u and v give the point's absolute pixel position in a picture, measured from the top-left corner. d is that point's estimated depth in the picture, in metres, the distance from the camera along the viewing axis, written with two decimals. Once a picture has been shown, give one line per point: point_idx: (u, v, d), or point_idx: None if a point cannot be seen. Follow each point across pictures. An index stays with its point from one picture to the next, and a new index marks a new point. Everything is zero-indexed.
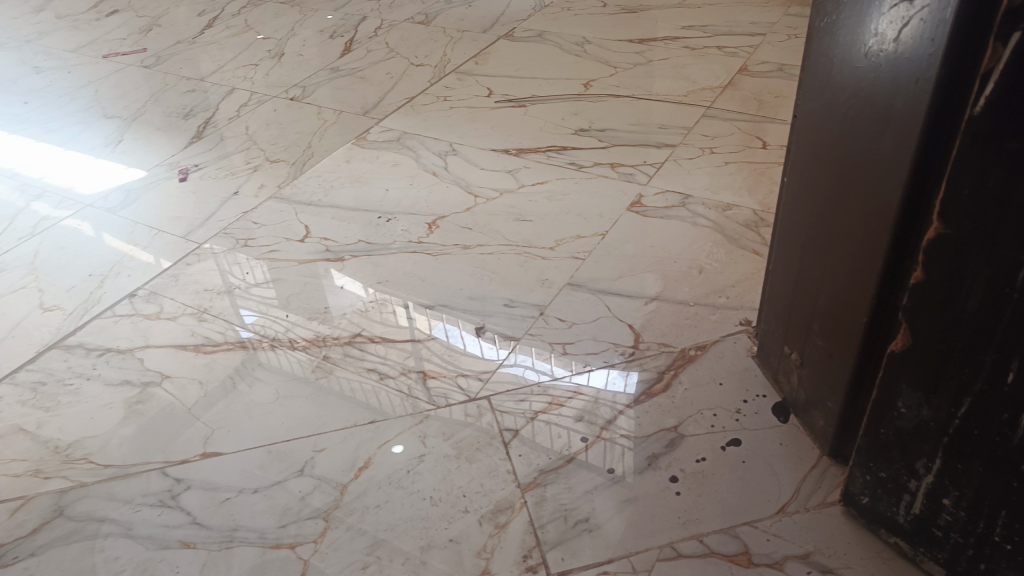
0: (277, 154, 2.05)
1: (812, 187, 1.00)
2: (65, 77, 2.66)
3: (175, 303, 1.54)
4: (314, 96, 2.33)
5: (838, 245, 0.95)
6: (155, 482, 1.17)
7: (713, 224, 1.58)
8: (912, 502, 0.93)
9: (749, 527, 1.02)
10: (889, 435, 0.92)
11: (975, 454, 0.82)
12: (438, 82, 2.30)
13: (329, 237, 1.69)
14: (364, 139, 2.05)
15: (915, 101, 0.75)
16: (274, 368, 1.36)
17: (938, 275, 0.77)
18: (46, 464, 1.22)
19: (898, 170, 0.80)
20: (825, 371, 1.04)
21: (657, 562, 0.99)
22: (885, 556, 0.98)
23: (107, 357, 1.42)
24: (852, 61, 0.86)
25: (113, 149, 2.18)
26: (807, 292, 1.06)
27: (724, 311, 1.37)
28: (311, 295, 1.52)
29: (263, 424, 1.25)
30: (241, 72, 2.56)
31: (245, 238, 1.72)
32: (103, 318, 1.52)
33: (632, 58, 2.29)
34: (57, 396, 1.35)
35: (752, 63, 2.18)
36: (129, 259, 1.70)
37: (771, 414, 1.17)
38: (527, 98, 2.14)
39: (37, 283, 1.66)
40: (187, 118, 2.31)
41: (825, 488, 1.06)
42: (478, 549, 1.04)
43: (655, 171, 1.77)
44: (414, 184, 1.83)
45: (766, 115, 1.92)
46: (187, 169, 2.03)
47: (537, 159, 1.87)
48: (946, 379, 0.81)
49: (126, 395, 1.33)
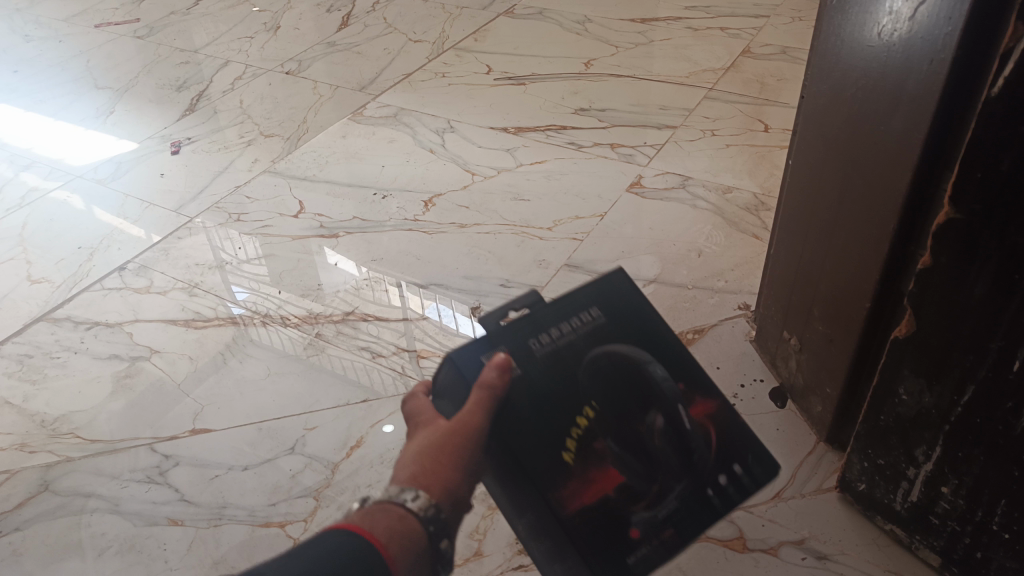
0: (271, 129, 2.01)
1: (816, 171, 0.99)
2: (55, 47, 2.61)
3: (166, 277, 1.52)
4: (310, 70, 2.30)
5: (841, 230, 0.94)
6: (143, 458, 1.15)
7: (713, 207, 1.56)
8: (910, 490, 0.92)
9: (744, 512, 1.01)
10: (890, 421, 0.91)
11: (976, 442, 0.81)
12: (436, 58, 2.27)
13: (322, 213, 1.66)
14: (360, 115, 2.02)
15: (929, 81, 0.73)
16: (266, 344, 1.34)
17: (946, 260, 0.75)
18: (32, 438, 1.20)
19: (907, 153, 0.79)
20: (825, 357, 1.03)
21: None
22: (880, 543, 0.97)
23: (96, 331, 1.40)
24: (862, 40, 0.84)
25: (104, 120, 2.15)
26: (808, 277, 1.04)
27: (723, 295, 1.35)
28: (304, 272, 1.50)
29: (254, 401, 1.23)
30: (235, 45, 2.51)
31: (238, 212, 1.69)
32: (92, 291, 1.50)
33: (634, 38, 2.26)
34: (44, 369, 1.33)
35: (755, 45, 2.15)
36: (119, 232, 1.67)
37: (768, 399, 1.16)
38: (527, 76, 2.11)
39: (25, 255, 1.63)
40: (180, 90, 2.27)
41: (821, 474, 1.05)
42: (470, 531, 1.02)
43: (655, 152, 1.75)
44: (410, 161, 1.80)
45: (768, 98, 1.90)
46: (179, 143, 2.00)
47: (536, 138, 1.85)
48: (950, 366, 0.80)
49: (115, 369, 1.31)
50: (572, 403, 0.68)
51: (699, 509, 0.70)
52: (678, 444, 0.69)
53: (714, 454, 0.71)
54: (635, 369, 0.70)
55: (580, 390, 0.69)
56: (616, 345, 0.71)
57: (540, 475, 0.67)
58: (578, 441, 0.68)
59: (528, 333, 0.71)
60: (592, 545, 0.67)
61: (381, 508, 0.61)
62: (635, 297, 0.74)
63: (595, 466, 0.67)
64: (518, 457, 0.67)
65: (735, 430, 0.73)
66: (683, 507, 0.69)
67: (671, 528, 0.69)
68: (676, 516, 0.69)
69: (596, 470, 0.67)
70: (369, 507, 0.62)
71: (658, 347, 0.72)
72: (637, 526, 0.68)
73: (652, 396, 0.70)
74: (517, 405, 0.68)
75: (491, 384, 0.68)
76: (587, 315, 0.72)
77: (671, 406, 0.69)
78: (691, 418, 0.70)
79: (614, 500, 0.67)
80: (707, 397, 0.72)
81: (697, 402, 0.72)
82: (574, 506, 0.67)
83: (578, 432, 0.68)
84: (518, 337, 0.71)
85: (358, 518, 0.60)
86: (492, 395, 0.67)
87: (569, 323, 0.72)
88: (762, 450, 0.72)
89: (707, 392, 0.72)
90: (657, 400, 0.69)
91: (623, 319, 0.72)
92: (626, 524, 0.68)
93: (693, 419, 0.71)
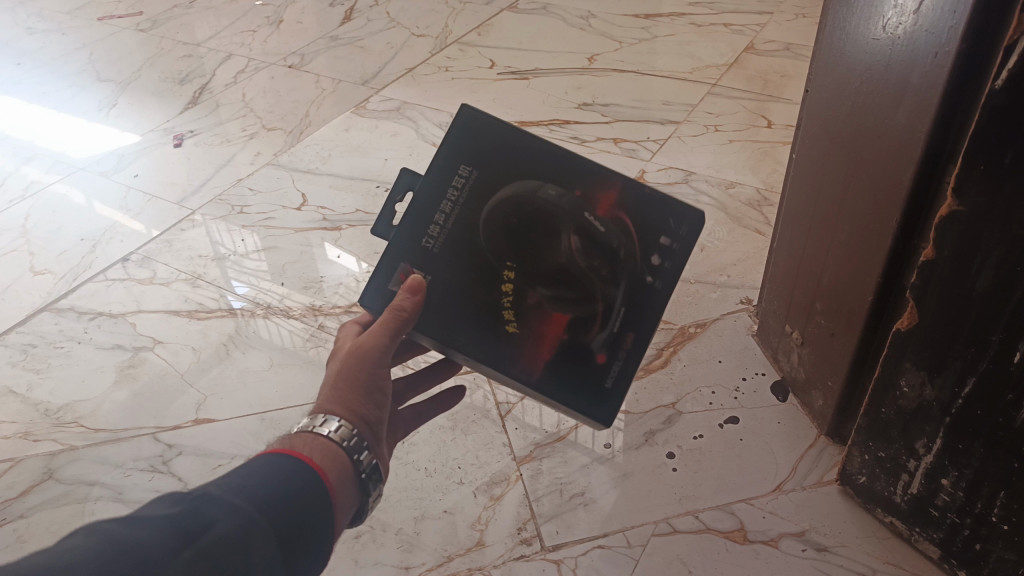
0: (274, 122, 2.02)
1: (821, 164, 0.99)
2: (58, 40, 2.61)
3: (169, 268, 1.52)
4: (313, 64, 2.30)
5: (844, 223, 0.94)
6: (146, 447, 1.16)
7: (716, 202, 1.57)
8: (910, 482, 0.92)
9: (745, 505, 1.02)
10: (891, 414, 0.91)
11: (976, 434, 0.81)
12: (439, 53, 2.27)
13: (325, 206, 1.66)
14: (363, 108, 2.02)
15: (935, 73, 0.74)
16: (268, 336, 1.34)
17: (949, 253, 0.76)
18: (36, 427, 1.21)
19: (911, 146, 0.79)
20: (827, 350, 1.04)
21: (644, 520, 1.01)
22: (880, 536, 0.97)
23: (99, 321, 1.40)
24: (867, 34, 0.84)
25: (107, 113, 2.15)
26: (811, 271, 1.05)
27: (725, 289, 1.36)
28: (307, 264, 1.50)
29: (257, 392, 1.23)
30: (238, 38, 2.51)
31: (240, 205, 1.70)
32: (95, 282, 1.50)
33: (637, 34, 2.26)
34: (48, 359, 1.33)
35: (758, 42, 2.15)
36: (121, 225, 1.67)
37: (771, 392, 1.17)
38: (530, 71, 2.11)
39: (28, 246, 1.64)
40: (183, 83, 2.27)
41: (822, 468, 1.06)
42: (472, 521, 1.03)
43: (658, 147, 1.75)
44: (413, 155, 1.81)
45: (771, 94, 1.90)
46: (182, 135, 2.00)
47: (538, 132, 1.85)
48: (951, 358, 0.80)
49: (118, 359, 1.31)
50: (488, 272, 0.78)
51: (642, 295, 0.78)
52: (594, 253, 0.78)
53: (638, 241, 0.77)
54: (531, 206, 0.77)
55: (490, 257, 0.78)
56: (495, 194, 0.77)
57: (489, 331, 0.79)
58: (513, 306, 0.79)
59: (419, 229, 0.79)
60: (569, 381, 0.79)
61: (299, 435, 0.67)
62: (487, 130, 0.78)
63: (534, 318, 0.79)
64: (460, 330, 0.79)
65: (646, 201, 0.77)
66: (630, 302, 0.78)
67: (629, 333, 0.79)
68: (629, 318, 0.79)
69: (538, 323, 0.79)
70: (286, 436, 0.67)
71: (535, 166, 0.77)
72: (601, 349, 0.79)
73: (554, 224, 0.77)
74: (440, 298, 0.79)
75: (403, 307, 0.76)
76: (460, 177, 0.78)
77: (576, 220, 0.77)
78: (598, 220, 0.77)
79: (567, 339, 0.79)
80: (606, 187, 0.77)
81: (599, 200, 0.77)
82: (538, 360, 0.79)
83: (508, 296, 0.78)
84: (411, 242, 0.79)
85: (281, 446, 0.65)
86: (400, 317, 0.75)
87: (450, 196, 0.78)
88: (680, 208, 0.77)
89: (604, 184, 0.77)
90: (562, 222, 0.77)
91: (490, 161, 0.78)
92: (588, 352, 0.79)
93: (602, 219, 0.77)
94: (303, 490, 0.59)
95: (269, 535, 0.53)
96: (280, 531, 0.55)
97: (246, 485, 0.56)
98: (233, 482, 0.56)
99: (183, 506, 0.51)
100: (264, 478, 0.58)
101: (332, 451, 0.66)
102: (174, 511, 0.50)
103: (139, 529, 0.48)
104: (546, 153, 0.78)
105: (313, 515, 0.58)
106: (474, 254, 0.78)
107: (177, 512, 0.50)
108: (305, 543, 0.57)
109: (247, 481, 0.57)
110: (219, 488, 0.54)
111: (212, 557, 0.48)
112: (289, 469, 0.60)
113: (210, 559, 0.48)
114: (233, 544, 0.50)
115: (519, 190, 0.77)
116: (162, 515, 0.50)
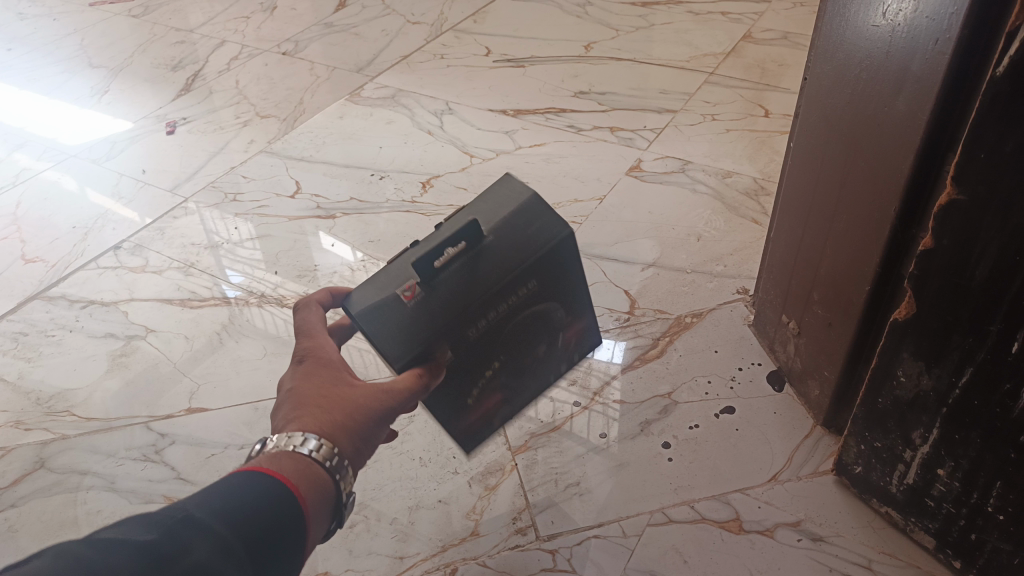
0: (268, 109, 2.00)
1: (818, 154, 0.98)
2: (50, 25, 2.58)
3: (161, 256, 1.51)
4: (307, 51, 2.28)
5: (841, 213, 0.94)
6: (139, 436, 1.15)
7: (713, 192, 1.56)
8: (906, 473, 0.92)
9: (741, 495, 1.01)
10: (887, 404, 0.91)
11: (973, 425, 0.81)
12: (434, 40, 2.25)
13: (319, 194, 1.65)
14: (358, 96, 2.01)
15: (935, 61, 0.73)
16: (261, 325, 1.33)
17: (947, 242, 0.75)
18: (27, 415, 1.20)
19: (910, 135, 0.78)
20: (822, 340, 1.03)
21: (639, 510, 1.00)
22: (875, 526, 0.97)
23: (91, 309, 1.39)
24: (866, 21, 0.83)
25: (98, 99, 2.13)
26: (808, 261, 1.04)
27: (721, 279, 1.35)
28: (301, 253, 1.49)
29: (250, 381, 1.22)
30: (232, 25, 2.49)
31: (233, 192, 1.68)
32: (86, 270, 1.49)
33: (634, 22, 2.25)
34: (39, 347, 1.32)
35: (756, 31, 2.14)
36: (113, 212, 1.66)
37: (767, 382, 1.16)
38: (526, 59, 2.10)
39: (19, 234, 1.62)
40: (176, 69, 2.25)
41: (818, 457, 1.05)
42: (467, 511, 1.02)
43: (655, 136, 1.74)
44: (408, 142, 1.80)
45: (769, 84, 1.89)
46: (175, 122, 1.98)
47: (535, 120, 1.84)
48: (949, 348, 0.80)
49: (110, 347, 1.30)
50: (484, 361, 0.86)
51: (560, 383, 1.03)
52: (549, 359, 0.96)
53: (578, 346, 1.00)
54: (540, 322, 0.89)
55: (495, 352, 0.86)
56: (534, 306, 0.86)
57: (458, 402, 0.88)
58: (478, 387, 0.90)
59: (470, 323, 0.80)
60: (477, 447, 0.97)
61: (289, 455, 0.65)
62: (562, 261, 0.85)
63: (488, 397, 0.92)
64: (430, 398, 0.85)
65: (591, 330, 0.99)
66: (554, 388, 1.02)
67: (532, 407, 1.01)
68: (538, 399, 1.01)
69: (484, 401, 0.92)
70: (273, 452, 0.65)
71: (562, 294, 0.89)
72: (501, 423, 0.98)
73: (540, 338, 0.92)
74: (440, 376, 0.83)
75: (420, 385, 0.76)
76: (523, 291, 0.83)
77: (554, 336, 0.94)
78: (563, 340, 0.96)
79: (496, 414, 0.95)
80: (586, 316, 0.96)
81: (574, 326, 0.96)
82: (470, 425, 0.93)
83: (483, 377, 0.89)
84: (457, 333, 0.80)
85: (265, 463, 0.63)
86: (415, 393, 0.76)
87: (514, 297, 0.83)
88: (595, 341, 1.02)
89: (583, 317, 0.96)
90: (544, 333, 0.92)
91: (547, 284, 0.85)
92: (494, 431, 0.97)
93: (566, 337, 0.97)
94: (278, 520, 0.57)
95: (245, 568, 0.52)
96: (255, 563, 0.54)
97: (227, 510, 0.55)
98: (215, 504, 0.55)
99: (164, 533, 0.51)
100: (243, 503, 0.56)
101: (316, 482, 0.64)
102: (153, 539, 0.50)
103: (111, 556, 0.48)
104: (572, 284, 0.89)
105: (285, 548, 0.57)
106: (489, 346, 0.85)
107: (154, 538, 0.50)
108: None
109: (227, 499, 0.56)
110: (203, 512, 0.54)
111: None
112: (268, 494, 0.58)
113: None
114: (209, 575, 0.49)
115: (544, 309, 0.88)
116: (139, 542, 0.49)
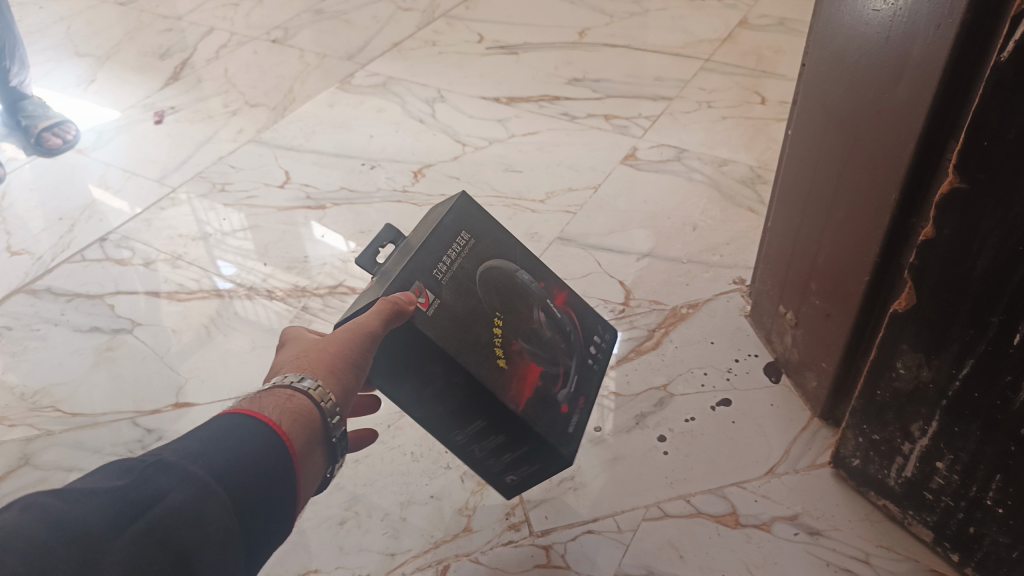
0: (257, 98, 1.97)
1: (816, 141, 0.96)
2: (36, 13, 2.54)
3: (149, 247, 1.49)
4: (297, 38, 2.24)
5: (841, 201, 0.92)
6: (125, 431, 1.13)
7: (708, 179, 1.54)
8: (905, 465, 0.91)
9: (737, 488, 1.00)
10: (886, 397, 0.89)
11: (973, 417, 0.79)
12: (426, 27, 2.22)
13: (310, 183, 1.63)
14: (349, 84, 1.98)
15: (937, 45, 0.71)
16: (250, 317, 1.31)
17: (949, 232, 0.73)
18: (11, 411, 1.17)
19: (911, 122, 0.76)
20: (821, 331, 1.02)
21: (633, 494, 1.00)
22: (873, 519, 0.96)
23: (76, 303, 1.37)
24: (867, 5, 0.81)
25: (86, 88, 2.09)
26: (806, 251, 1.02)
27: (717, 269, 1.33)
28: (292, 244, 1.47)
29: (238, 375, 1.20)
30: (220, 12, 2.45)
31: (223, 182, 1.66)
32: (72, 263, 1.46)
33: (628, 8, 2.22)
34: (24, 341, 1.30)
35: (752, 16, 2.11)
36: (100, 203, 1.63)
37: (763, 373, 1.15)
38: (519, 46, 2.07)
39: (4, 225, 1.60)
40: (164, 58, 2.22)
41: (815, 450, 1.04)
42: (459, 506, 1.01)
43: (650, 124, 1.72)
44: (400, 130, 1.77)
45: (765, 70, 1.87)
46: (163, 111, 1.95)
47: (528, 108, 1.81)
48: (948, 338, 0.78)
49: (96, 341, 1.28)
50: (484, 316, 0.83)
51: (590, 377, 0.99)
52: (554, 328, 0.92)
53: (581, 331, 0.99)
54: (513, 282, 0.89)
55: (484, 308, 0.83)
56: (485, 262, 0.87)
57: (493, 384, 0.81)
58: (502, 351, 0.83)
59: (429, 264, 0.81)
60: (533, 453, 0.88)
61: (271, 389, 0.66)
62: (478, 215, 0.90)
63: (517, 360, 0.84)
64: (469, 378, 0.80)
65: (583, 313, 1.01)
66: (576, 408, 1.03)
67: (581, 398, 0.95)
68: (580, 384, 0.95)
69: (519, 365, 0.84)
70: (252, 394, 0.66)
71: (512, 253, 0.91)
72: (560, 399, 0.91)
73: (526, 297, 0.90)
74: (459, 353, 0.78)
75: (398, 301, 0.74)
76: (462, 240, 0.86)
77: (543, 301, 0.92)
78: (556, 308, 0.94)
79: (541, 384, 0.88)
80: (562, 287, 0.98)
81: (556, 295, 0.96)
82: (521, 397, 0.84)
83: (497, 338, 0.83)
84: (426, 271, 0.80)
85: (247, 405, 0.64)
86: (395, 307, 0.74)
87: (458, 243, 0.85)
88: (604, 323, 1.05)
89: (557, 286, 0.97)
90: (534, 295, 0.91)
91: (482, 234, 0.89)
92: (555, 402, 0.89)
93: (558, 308, 0.95)
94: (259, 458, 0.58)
95: (226, 507, 0.54)
96: (237, 504, 0.55)
97: (204, 452, 0.56)
98: (192, 447, 0.56)
99: (130, 478, 0.52)
100: (224, 445, 0.57)
101: (299, 411, 0.64)
102: (120, 485, 0.51)
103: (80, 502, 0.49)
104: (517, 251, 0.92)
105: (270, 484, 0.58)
106: (478, 310, 0.82)
107: (123, 485, 0.51)
108: (258, 518, 0.57)
109: (202, 442, 0.57)
110: (175, 455, 0.55)
111: (157, 529, 0.49)
112: (243, 435, 0.59)
113: (157, 534, 0.49)
114: (184, 517, 0.51)
115: (506, 266, 0.89)
116: (110, 488, 0.50)
